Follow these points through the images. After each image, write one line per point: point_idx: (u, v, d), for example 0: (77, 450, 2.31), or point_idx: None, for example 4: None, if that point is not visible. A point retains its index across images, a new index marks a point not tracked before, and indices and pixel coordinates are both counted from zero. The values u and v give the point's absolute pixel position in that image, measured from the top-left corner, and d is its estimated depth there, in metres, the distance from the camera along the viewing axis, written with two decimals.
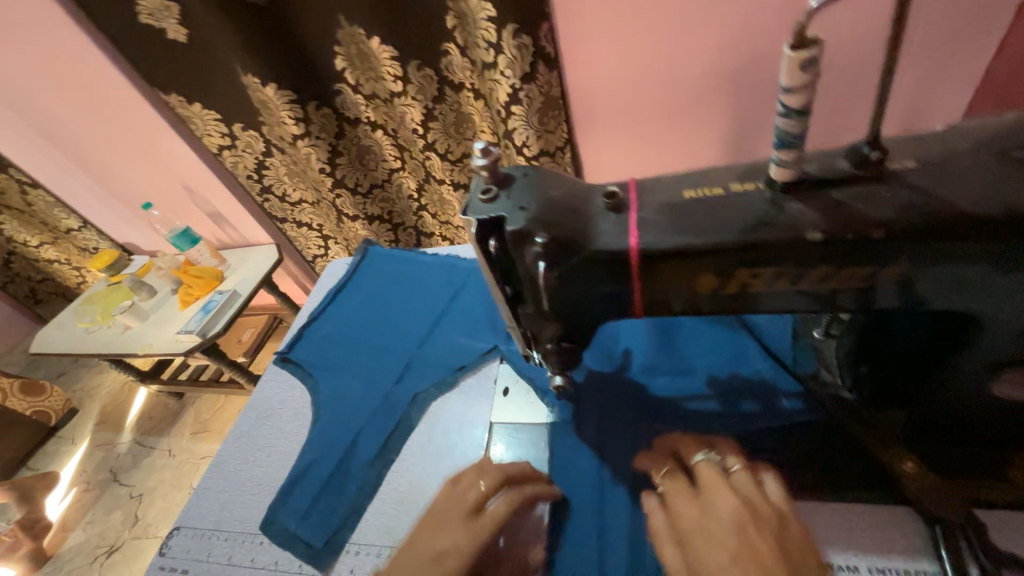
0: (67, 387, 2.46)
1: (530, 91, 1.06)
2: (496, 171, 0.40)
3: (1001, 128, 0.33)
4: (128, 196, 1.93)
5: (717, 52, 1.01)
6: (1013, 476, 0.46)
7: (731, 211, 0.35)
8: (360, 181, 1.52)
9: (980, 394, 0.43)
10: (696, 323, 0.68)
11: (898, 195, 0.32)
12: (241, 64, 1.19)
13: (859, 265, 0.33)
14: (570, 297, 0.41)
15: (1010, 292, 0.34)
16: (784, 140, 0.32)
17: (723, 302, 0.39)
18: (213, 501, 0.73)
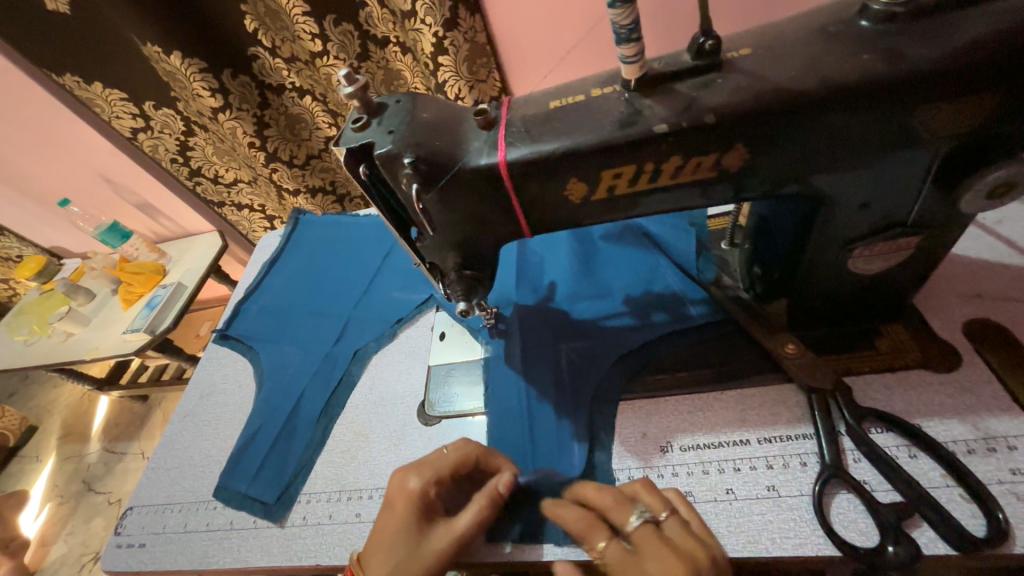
0: (20, 405, 2.35)
1: (455, 38, 1.09)
2: (366, 100, 0.40)
3: (824, 11, 0.35)
4: (41, 195, 1.79)
5: None
6: (879, 344, 0.51)
7: (590, 113, 0.37)
8: (296, 153, 1.45)
9: (843, 270, 0.47)
10: (615, 249, 0.70)
11: (731, 80, 0.34)
12: (139, 34, 1.09)
13: (702, 154, 0.36)
14: (456, 219, 0.42)
15: (847, 170, 0.37)
16: (622, 35, 0.32)
17: (601, 208, 0.41)
18: (163, 479, 0.73)
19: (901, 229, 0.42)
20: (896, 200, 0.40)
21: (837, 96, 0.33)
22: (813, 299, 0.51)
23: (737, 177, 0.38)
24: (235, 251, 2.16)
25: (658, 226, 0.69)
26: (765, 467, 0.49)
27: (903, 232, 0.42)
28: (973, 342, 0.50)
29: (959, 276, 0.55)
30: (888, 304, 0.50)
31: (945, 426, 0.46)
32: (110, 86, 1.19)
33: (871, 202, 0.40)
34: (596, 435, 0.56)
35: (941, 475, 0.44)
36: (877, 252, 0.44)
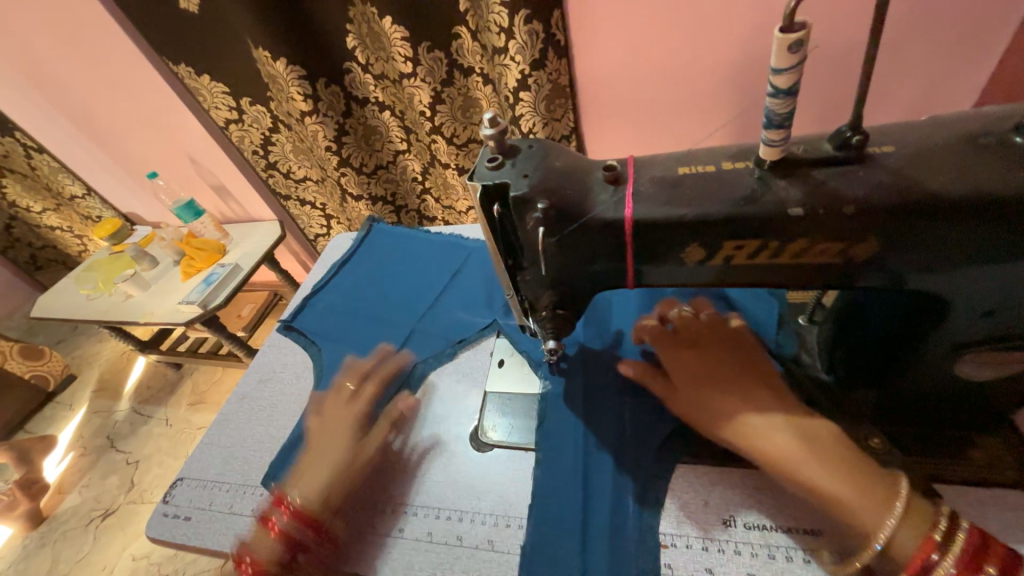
0: (66, 353, 2.49)
1: (539, 77, 1.16)
2: (502, 142, 0.43)
3: (973, 118, 0.35)
4: (133, 165, 1.94)
5: (720, 50, 1.10)
6: (973, 455, 0.49)
7: (721, 184, 0.38)
8: (366, 161, 1.53)
9: (948, 371, 0.45)
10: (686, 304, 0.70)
11: (873, 174, 0.35)
12: (252, 38, 1.20)
13: (827, 240, 0.37)
14: (566, 262, 0.44)
15: (976, 276, 0.37)
16: (774, 121, 0.34)
17: (710, 273, 0.42)
18: (215, 456, 0.75)
19: (1017, 342, 0.41)
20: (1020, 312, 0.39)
21: (981, 205, 0.33)
22: (905, 396, 0.49)
23: (856, 267, 0.39)
24: (289, 242, 2.26)
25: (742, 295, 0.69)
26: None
27: (1018, 345, 0.41)
28: None
29: None
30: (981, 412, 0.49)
31: None
32: (216, 80, 1.31)
33: (994, 311, 0.39)
34: (652, 492, 0.55)
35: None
36: (986, 360, 0.43)
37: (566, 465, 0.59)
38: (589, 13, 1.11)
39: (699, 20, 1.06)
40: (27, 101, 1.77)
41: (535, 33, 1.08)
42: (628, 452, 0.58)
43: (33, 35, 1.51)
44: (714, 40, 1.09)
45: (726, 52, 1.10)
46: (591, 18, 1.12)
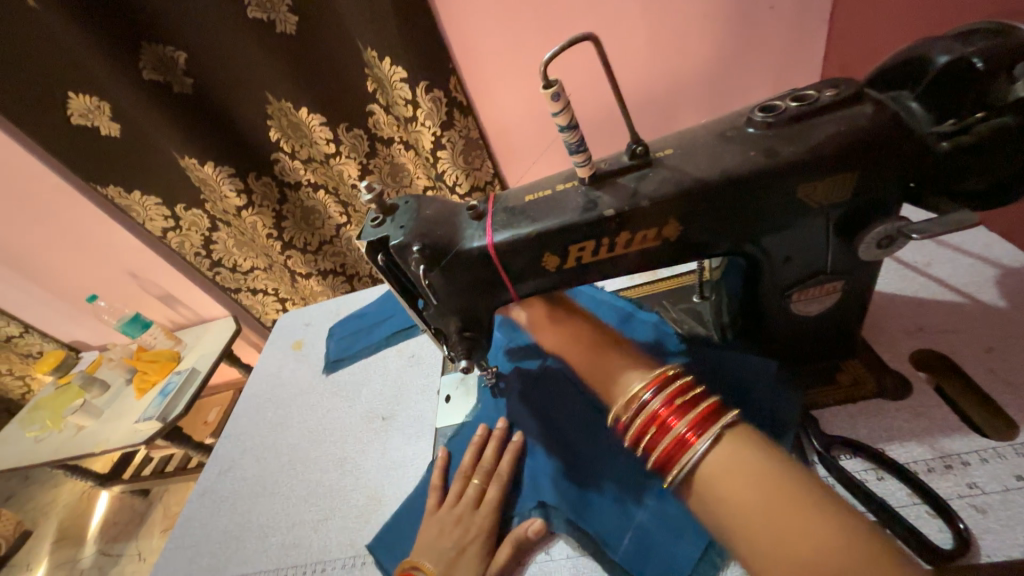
0: (18, 508, 2.29)
1: (451, 137, 1.30)
2: (382, 203, 0.51)
3: (726, 119, 0.47)
4: (71, 292, 1.92)
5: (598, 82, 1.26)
6: (841, 378, 0.58)
7: (556, 203, 0.47)
8: (310, 240, 1.60)
9: (787, 311, 0.54)
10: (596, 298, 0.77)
11: (660, 173, 0.44)
12: (179, 150, 1.28)
13: (646, 228, 0.46)
14: (453, 290, 0.51)
15: (772, 232, 0.46)
16: (574, 148, 0.43)
17: (573, 275, 0.51)
18: (180, 559, 0.74)
19: (824, 275, 0.50)
20: (810, 252, 0.48)
21: (738, 181, 0.43)
22: (773, 342, 0.57)
23: (685, 245, 0.47)
24: (248, 335, 2.25)
25: (649, 288, 0.78)
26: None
27: (827, 277, 0.50)
28: (921, 371, 0.56)
29: (897, 313, 0.62)
30: (842, 341, 0.57)
31: (905, 448, 0.51)
32: (149, 193, 1.34)
33: (793, 257, 0.49)
34: (591, 475, 0.61)
35: (929, 514, 0.45)
36: (811, 295, 0.52)
37: (528, 477, 0.63)
38: (479, 73, 1.27)
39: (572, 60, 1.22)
40: None
41: (438, 99, 1.22)
42: (566, 447, 0.64)
43: None
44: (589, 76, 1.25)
45: None
46: (481, 77, 1.27)
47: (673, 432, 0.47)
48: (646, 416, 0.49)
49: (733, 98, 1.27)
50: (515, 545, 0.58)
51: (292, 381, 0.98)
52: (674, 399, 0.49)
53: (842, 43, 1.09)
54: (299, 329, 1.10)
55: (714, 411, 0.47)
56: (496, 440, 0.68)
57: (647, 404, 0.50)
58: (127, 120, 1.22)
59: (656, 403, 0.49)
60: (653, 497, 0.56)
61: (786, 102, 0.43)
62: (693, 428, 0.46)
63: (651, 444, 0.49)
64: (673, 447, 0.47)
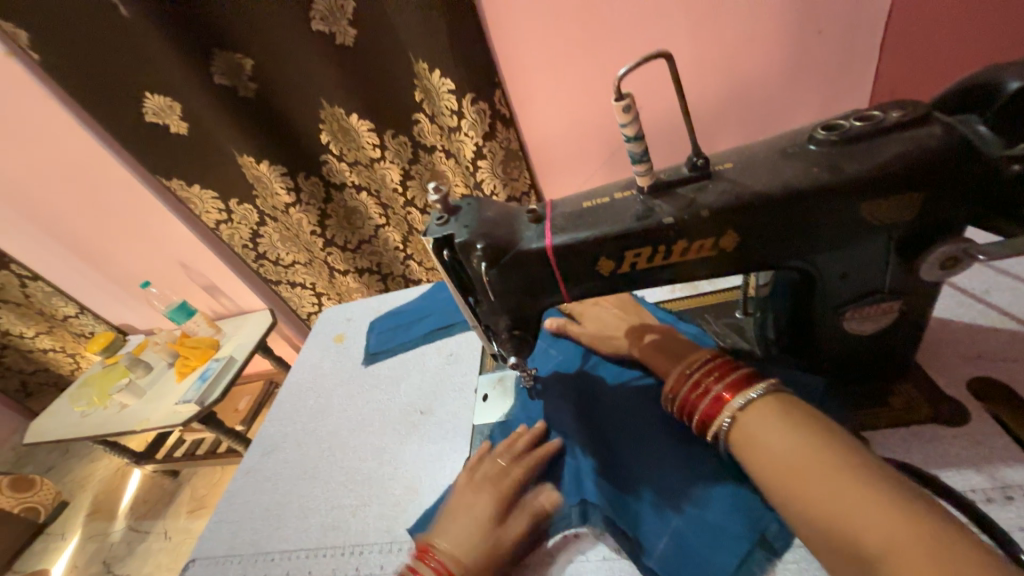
0: (58, 479, 2.43)
1: (492, 147, 1.35)
2: (447, 204, 0.54)
3: (786, 136, 0.48)
4: (126, 277, 2.05)
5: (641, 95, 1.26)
6: (891, 402, 0.57)
7: (615, 210, 0.49)
8: (349, 239, 1.66)
9: (838, 329, 0.53)
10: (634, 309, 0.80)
11: (720, 185, 0.46)
12: (238, 148, 1.37)
13: (702, 238, 0.47)
14: (510, 288, 0.53)
15: (829, 249, 0.47)
16: (637, 158, 0.46)
17: (626, 281, 0.52)
18: (224, 532, 0.78)
19: (880, 295, 0.50)
20: (866, 272, 0.49)
21: (796, 195, 0.44)
22: (824, 360, 0.57)
23: (736, 257, 0.49)
24: (282, 329, 2.33)
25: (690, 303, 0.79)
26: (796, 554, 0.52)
27: (883, 297, 0.50)
28: (979, 400, 0.55)
29: (953, 340, 0.61)
30: (893, 364, 0.57)
31: (962, 476, 0.49)
32: (208, 187, 1.44)
33: (850, 274, 0.49)
34: (629, 481, 0.61)
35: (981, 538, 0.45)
36: (865, 314, 0.51)
37: (565, 477, 0.64)
38: (523, 84, 1.30)
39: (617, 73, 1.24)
40: (26, 234, 1.90)
41: (483, 111, 1.28)
42: (603, 452, 0.65)
43: (32, 175, 1.67)
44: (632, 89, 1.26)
45: None
46: (525, 87, 1.30)
47: (711, 395, 0.54)
48: (688, 385, 0.56)
49: (777, 120, 1.26)
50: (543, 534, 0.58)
51: (333, 372, 1.02)
52: (716, 369, 0.56)
53: (895, 68, 1.08)
54: (342, 323, 1.15)
55: (751, 377, 0.53)
56: (529, 438, 0.69)
57: (690, 374, 0.57)
58: (195, 120, 1.32)
59: (702, 374, 0.56)
60: (691, 504, 0.57)
61: (851, 122, 0.44)
62: (729, 389, 0.53)
63: (692, 405, 0.55)
64: (710, 405, 0.53)
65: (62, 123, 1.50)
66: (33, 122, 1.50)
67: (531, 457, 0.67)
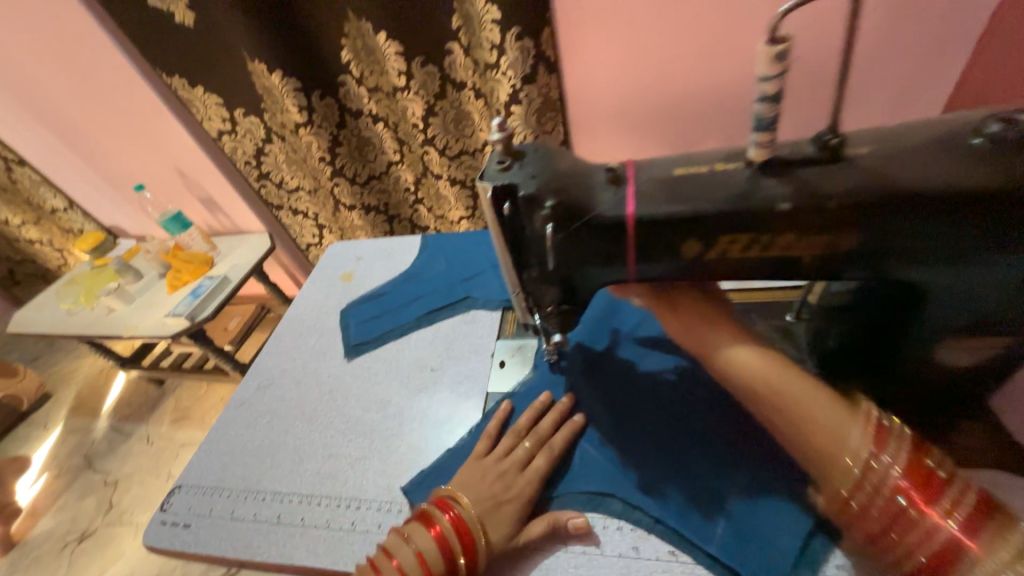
0: (42, 371, 2.41)
1: (530, 92, 1.20)
2: (509, 146, 0.46)
3: (943, 124, 0.39)
4: (120, 177, 1.92)
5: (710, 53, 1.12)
6: (955, 440, 0.51)
7: (717, 182, 0.41)
8: (359, 172, 1.54)
9: (929, 359, 0.48)
10: None
11: (856, 171, 0.38)
12: (250, 52, 1.22)
13: (816, 233, 0.40)
14: (572, 257, 0.46)
15: (968, 274, 0.41)
16: (762, 123, 0.38)
17: (711, 270, 0.45)
18: (214, 463, 0.75)
19: (996, 327, 0.44)
20: (994, 299, 0.42)
21: (952, 202, 0.37)
22: (895, 385, 0.51)
23: (843, 261, 0.42)
24: (279, 255, 2.25)
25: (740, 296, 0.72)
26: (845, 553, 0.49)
27: (1000, 330, 0.44)
28: None
29: None
30: (965, 397, 0.51)
31: None
32: (211, 92, 1.33)
33: (969, 298, 0.42)
34: (652, 479, 0.58)
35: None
36: (966, 345, 0.45)
37: (586, 461, 0.61)
38: (578, 22, 1.15)
39: (687, 25, 1.10)
40: (13, 113, 1.75)
41: (527, 49, 1.13)
42: (632, 442, 0.61)
43: (19, 47, 1.50)
44: (700, 47, 1.12)
45: (712, 75, 1.16)
46: (580, 26, 1.15)
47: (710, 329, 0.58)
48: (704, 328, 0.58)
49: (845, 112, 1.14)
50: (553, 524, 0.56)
51: (337, 315, 0.95)
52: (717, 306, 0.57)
53: None
54: (350, 261, 1.07)
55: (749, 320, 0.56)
56: (558, 412, 0.65)
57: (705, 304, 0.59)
58: (207, 10, 1.16)
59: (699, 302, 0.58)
60: (726, 518, 0.53)
61: None
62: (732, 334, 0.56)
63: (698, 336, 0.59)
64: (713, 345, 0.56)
65: None
66: None
67: (556, 437, 0.63)
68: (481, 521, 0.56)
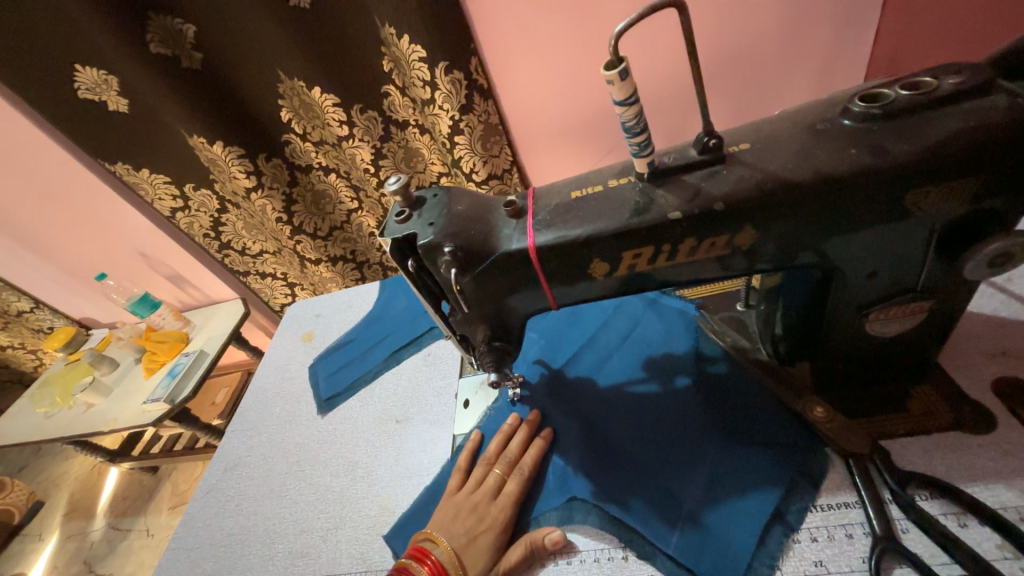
0: (30, 479, 2.32)
1: (470, 121, 1.19)
2: (408, 195, 0.46)
3: (816, 110, 0.41)
4: (82, 269, 1.90)
5: None
6: (912, 407, 0.51)
7: (611, 202, 0.42)
8: (319, 226, 1.53)
9: (862, 331, 0.48)
10: (621, 300, 0.75)
11: (734, 171, 0.39)
12: (187, 127, 1.21)
13: (713, 234, 0.41)
14: (485, 295, 0.46)
15: (876, 249, 0.41)
16: (634, 135, 0.38)
17: (628, 282, 0.46)
18: (183, 561, 0.71)
19: (910, 293, 0.44)
20: (903, 268, 0.42)
21: (836, 184, 0.37)
22: (836, 362, 0.51)
23: (751, 255, 0.43)
24: (256, 319, 2.22)
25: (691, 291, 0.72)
26: (807, 540, 0.47)
27: (916, 297, 0.44)
28: (1004, 402, 0.50)
29: (978, 334, 0.56)
30: (913, 365, 0.51)
31: (991, 492, 0.45)
32: (156, 171, 1.28)
33: (878, 271, 0.43)
34: (618, 491, 0.55)
35: (999, 546, 0.42)
36: (890, 315, 0.45)
37: (556, 484, 0.59)
38: (499, 49, 1.17)
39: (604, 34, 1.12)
40: None
41: (457, 80, 1.12)
42: (601, 463, 0.58)
43: None
44: None
45: None
46: (502, 52, 1.17)
47: None
48: None
49: (770, 92, 1.17)
50: (529, 548, 0.53)
51: (303, 375, 0.94)
52: None
53: (897, 33, 1.00)
54: (311, 319, 1.06)
55: None
56: (523, 433, 0.63)
57: None
58: (136, 94, 1.16)
59: None
60: (691, 528, 0.50)
61: (895, 91, 0.38)
62: None
63: None
64: None
65: None
66: None
67: (525, 458, 0.61)
68: (459, 560, 0.54)
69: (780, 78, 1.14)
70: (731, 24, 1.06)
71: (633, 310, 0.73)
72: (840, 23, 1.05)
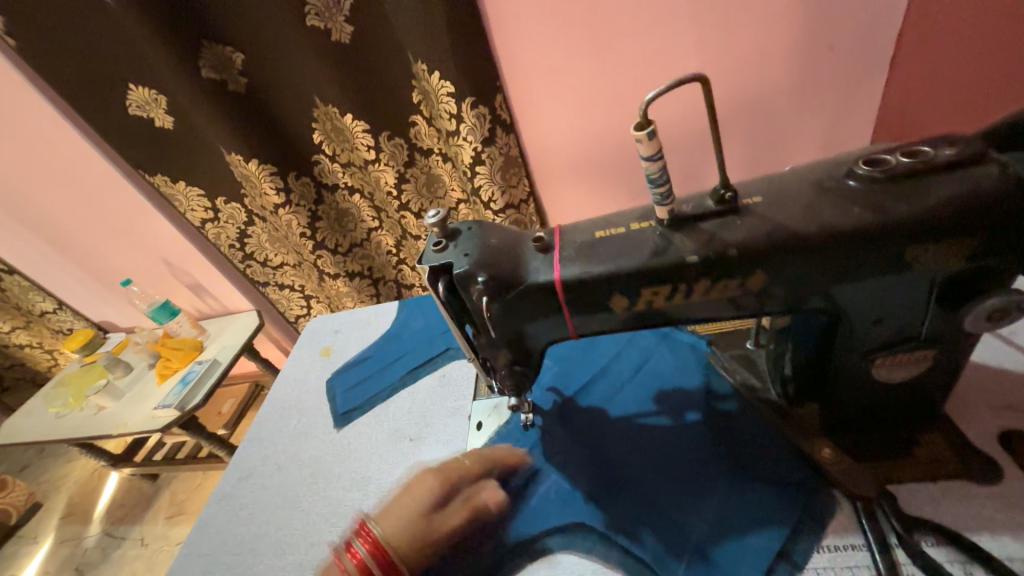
0: (32, 479, 2.33)
1: (492, 153, 1.26)
2: (445, 227, 0.50)
3: (823, 169, 0.44)
4: (108, 274, 1.97)
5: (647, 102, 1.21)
6: (918, 452, 0.53)
7: (633, 242, 0.46)
8: (340, 242, 1.59)
9: (868, 374, 0.50)
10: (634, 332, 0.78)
11: (748, 221, 0.43)
12: (226, 145, 1.28)
13: (728, 276, 0.44)
14: (511, 321, 0.49)
15: (880, 297, 0.44)
16: (658, 185, 0.43)
17: (644, 317, 0.49)
18: (195, 567, 0.73)
19: (914, 341, 0.46)
20: (905, 317, 0.45)
21: (841, 236, 0.41)
22: (845, 404, 0.53)
23: (762, 297, 0.46)
24: (269, 331, 2.26)
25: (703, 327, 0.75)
26: None
27: (919, 344, 0.46)
28: (1011, 453, 0.51)
29: (983, 384, 0.57)
30: (918, 410, 0.53)
31: (997, 541, 0.46)
32: (192, 184, 1.36)
33: (883, 319, 0.45)
34: (626, 520, 0.57)
35: None
36: (895, 362, 0.48)
37: (564, 508, 0.60)
38: (525, 89, 1.23)
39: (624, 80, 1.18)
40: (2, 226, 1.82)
41: (483, 115, 1.19)
42: (609, 491, 0.60)
43: (9, 165, 1.59)
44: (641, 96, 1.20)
45: None
46: (527, 92, 1.24)
47: None
48: None
49: (780, 140, 1.23)
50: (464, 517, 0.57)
51: (320, 389, 0.96)
52: None
53: (905, 91, 1.05)
54: (330, 335, 1.09)
55: None
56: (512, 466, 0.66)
57: None
58: (182, 115, 1.24)
59: None
60: (697, 560, 0.51)
61: (896, 158, 0.41)
62: None
63: None
64: None
65: (39, 112, 1.42)
66: (9, 109, 1.42)
67: None
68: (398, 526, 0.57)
69: (791, 126, 1.19)
70: (744, 76, 1.12)
71: (646, 342, 0.76)
72: (850, 79, 1.11)
